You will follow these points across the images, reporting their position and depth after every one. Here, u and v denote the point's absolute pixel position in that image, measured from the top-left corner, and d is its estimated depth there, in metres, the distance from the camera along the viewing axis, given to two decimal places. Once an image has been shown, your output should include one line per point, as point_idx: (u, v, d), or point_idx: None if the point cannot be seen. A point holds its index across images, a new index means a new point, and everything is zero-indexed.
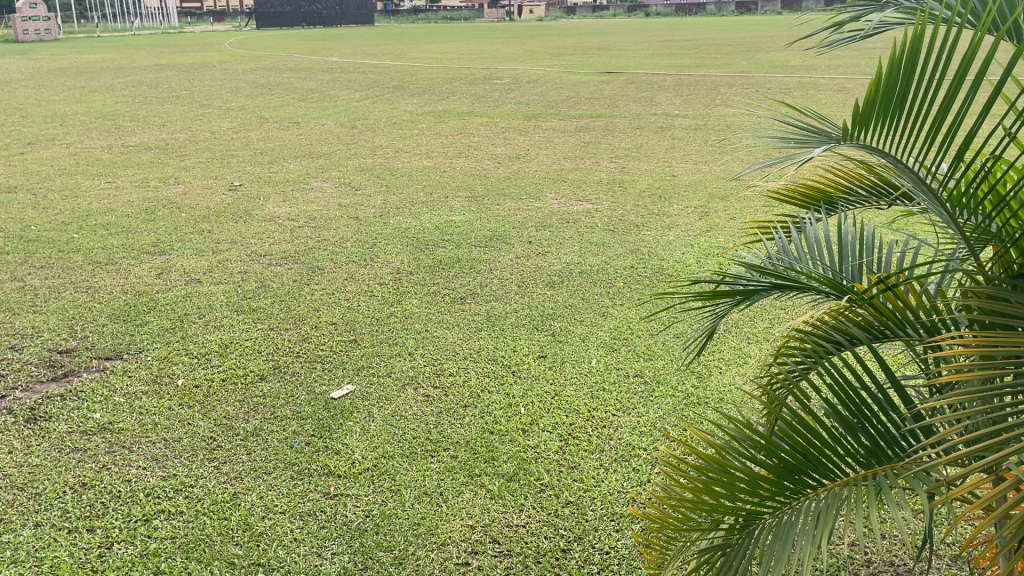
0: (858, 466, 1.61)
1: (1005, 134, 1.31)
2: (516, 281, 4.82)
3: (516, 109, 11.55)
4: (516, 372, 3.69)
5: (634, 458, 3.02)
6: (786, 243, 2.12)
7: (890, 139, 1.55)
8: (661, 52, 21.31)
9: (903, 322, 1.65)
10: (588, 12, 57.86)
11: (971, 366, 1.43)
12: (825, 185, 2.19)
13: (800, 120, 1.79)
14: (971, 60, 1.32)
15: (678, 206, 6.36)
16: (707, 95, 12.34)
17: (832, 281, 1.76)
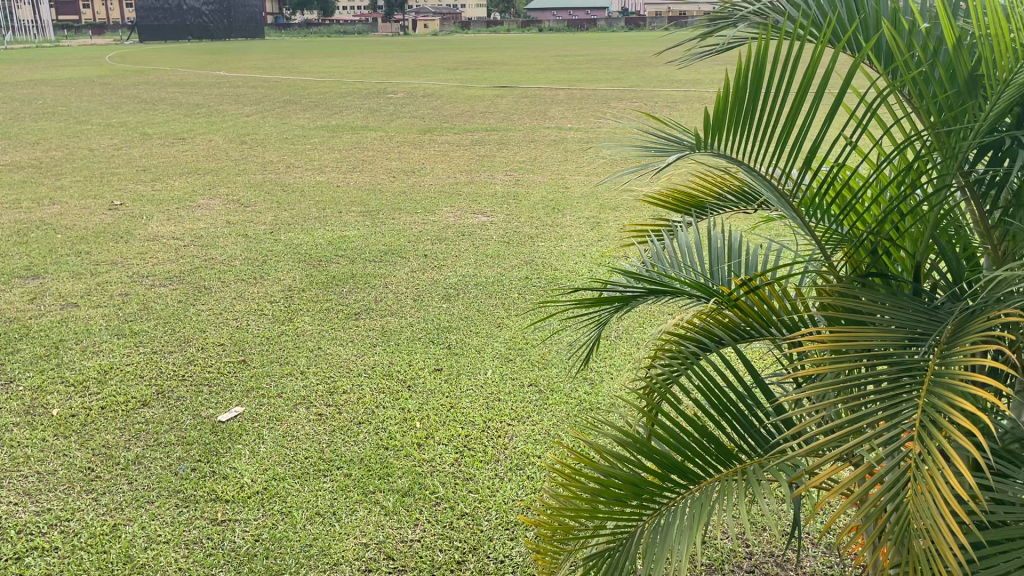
0: (732, 463, 1.68)
1: (844, 141, 1.40)
2: (412, 295, 4.80)
3: (411, 124, 11.52)
4: (411, 386, 3.67)
5: (528, 466, 3.04)
6: (661, 249, 2.20)
7: (742, 146, 1.62)
8: (554, 66, 21.67)
9: (766, 322, 1.76)
10: (483, 26, 58.32)
11: (825, 361, 1.53)
12: (696, 193, 2.28)
13: (660, 128, 1.85)
14: (814, 71, 1.41)
15: (572, 218, 6.47)
16: (599, 109, 12.62)
17: (700, 284, 1.85)
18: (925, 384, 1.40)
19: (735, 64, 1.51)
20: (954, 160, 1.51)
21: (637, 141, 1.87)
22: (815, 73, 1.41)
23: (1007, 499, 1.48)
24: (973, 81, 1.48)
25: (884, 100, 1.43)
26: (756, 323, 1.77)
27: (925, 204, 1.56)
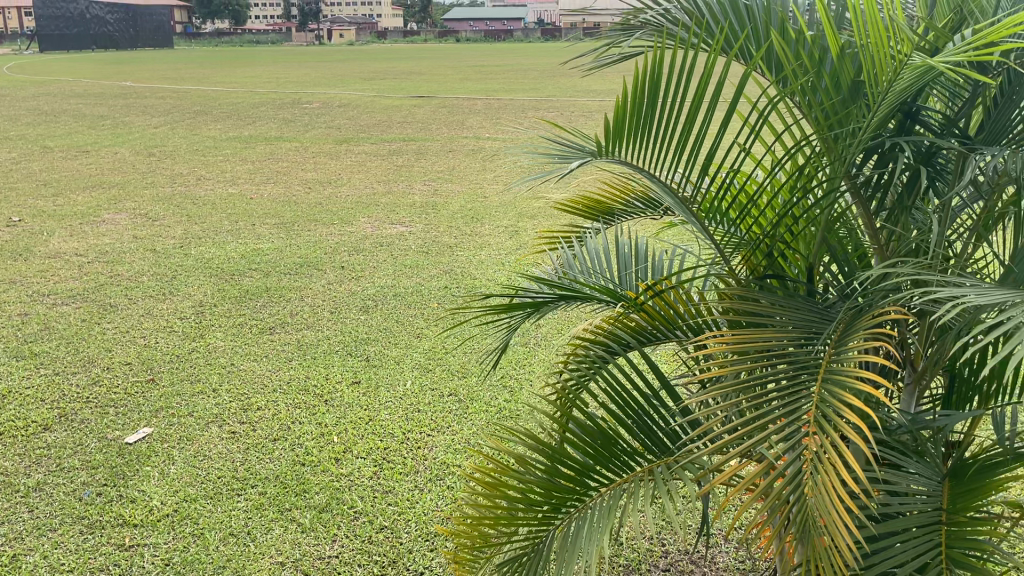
0: (639, 463, 1.72)
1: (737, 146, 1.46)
2: (328, 307, 4.73)
3: (326, 134, 11.37)
4: (329, 400, 3.61)
5: (448, 476, 3.03)
6: (571, 255, 2.23)
7: (642, 153, 1.67)
8: (471, 76, 21.73)
9: (671, 325, 1.82)
10: (400, 36, 58.10)
11: (727, 362, 1.58)
12: (605, 200, 2.32)
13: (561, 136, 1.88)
14: (704, 80, 1.46)
15: (490, 227, 6.50)
16: (517, 118, 12.72)
17: (608, 289, 1.90)
18: (819, 379, 1.48)
19: (627, 74, 1.56)
20: (840, 163, 1.59)
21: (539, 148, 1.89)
22: (707, 81, 1.47)
23: (898, 490, 1.56)
24: (856, 87, 1.55)
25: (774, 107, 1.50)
26: (662, 326, 1.84)
27: (815, 207, 1.64)
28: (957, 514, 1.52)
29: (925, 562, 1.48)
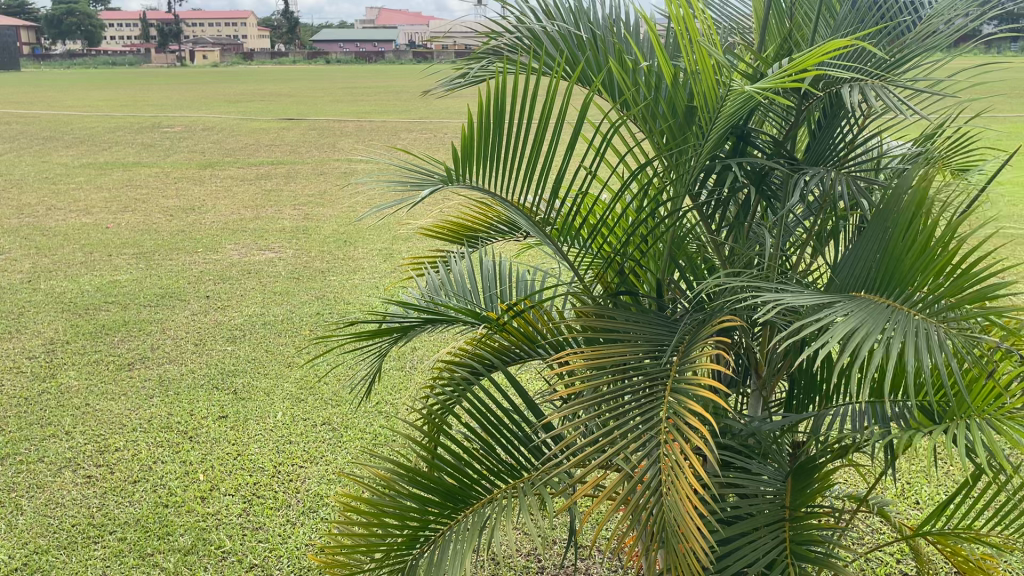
0: (503, 481, 1.74)
1: (581, 168, 1.53)
2: (193, 339, 4.55)
3: (189, 159, 10.97)
4: (194, 437, 3.47)
5: (322, 507, 2.96)
6: (436, 278, 2.24)
7: (494, 177, 1.70)
8: (341, 98, 21.47)
9: (533, 343, 1.86)
10: (268, 58, 56.85)
11: (584, 377, 1.64)
12: (468, 223, 2.34)
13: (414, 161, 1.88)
14: (551, 106, 1.52)
15: (364, 250, 6.42)
16: (390, 140, 12.67)
17: (471, 311, 1.92)
18: (668, 389, 1.56)
19: (473, 101, 1.59)
20: (682, 183, 1.69)
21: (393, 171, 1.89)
22: (552, 106, 1.53)
23: (747, 492, 1.66)
24: (690, 112, 1.65)
25: (615, 131, 1.58)
26: (524, 345, 1.87)
27: (660, 224, 1.73)
28: (798, 508, 1.64)
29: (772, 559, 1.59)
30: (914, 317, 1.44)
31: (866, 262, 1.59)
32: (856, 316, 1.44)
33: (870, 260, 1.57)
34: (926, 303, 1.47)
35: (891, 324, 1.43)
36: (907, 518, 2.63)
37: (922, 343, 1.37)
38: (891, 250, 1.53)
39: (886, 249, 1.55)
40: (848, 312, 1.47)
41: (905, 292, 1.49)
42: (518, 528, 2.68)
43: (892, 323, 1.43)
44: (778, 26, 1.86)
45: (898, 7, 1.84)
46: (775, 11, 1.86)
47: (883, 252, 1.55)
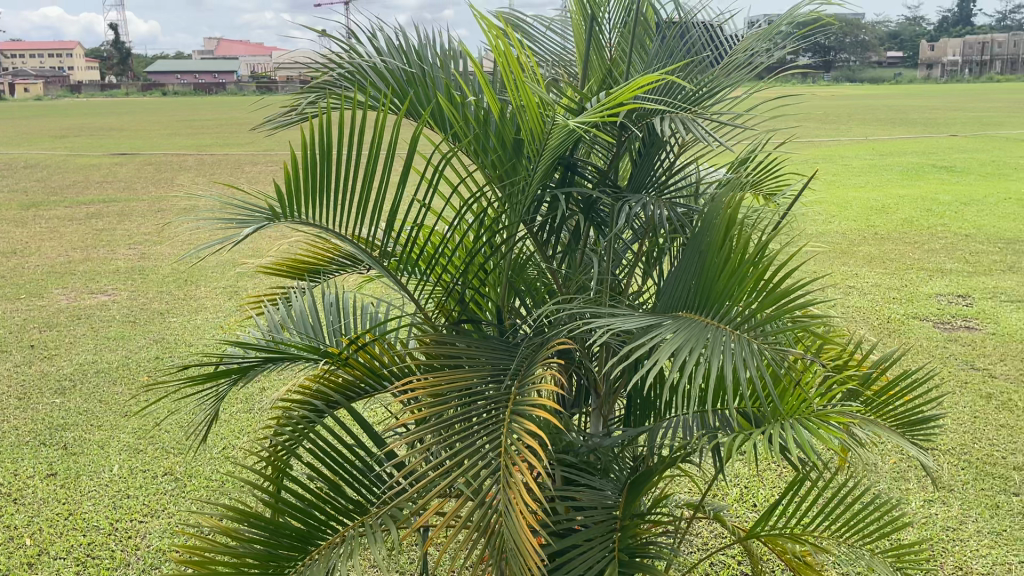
0: (351, 519, 1.71)
1: (413, 200, 1.54)
2: (17, 393, 4.21)
3: (9, 198, 10.20)
4: (18, 499, 3.20)
5: (164, 563, 2.80)
6: (274, 316, 2.17)
7: (324, 212, 1.68)
8: (179, 131, 20.62)
9: (375, 376, 1.84)
10: (98, 90, 53.91)
11: (423, 407, 1.65)
12: (306, 258, 2.28)
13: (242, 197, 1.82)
14: (383, 138, 1.52)
15: (206, 289, 6.17)
16: (233, 174, 12.29)
17: (311, 346, 1.88)
18: (507, 414, 1.60)
19: (298, 140, 1.57)
20: (515, 213, 1.74)
21: (221, 208, 1.82)
22: (383, 138, 1.53)
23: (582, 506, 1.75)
24: (518, 145, 1.71)
25: (448, 162, 1.61)
26: (367, 379, 1.85)
27: (495, 251, 1.78)
28: (628, 518, 1.76)
29: (602, 570, 1.70)
30: (730, 330, 1.55)
31: (684, 282, 1.69)
32: (677, 332, 1.54)
33: (689, 278, 1.68)
34: (742, 317, 1.58)
35: (710, 339, 1.53)
36: (744, 522, 2.78)
37: (742, 352, 1.48)
38: (708, 264, 1.64)
39: (703, 266, 1.65)
40: (671, 329, 1.56)
41: (721, 308, 1.60)
42: (369, 560, 2.64)
43: (713, 336, 1.53)
44: (599, 60, 1.95)
45: (705, 45, 2.00)
46: (596, 46, 1.94)
47: (701, 267, 1.66)
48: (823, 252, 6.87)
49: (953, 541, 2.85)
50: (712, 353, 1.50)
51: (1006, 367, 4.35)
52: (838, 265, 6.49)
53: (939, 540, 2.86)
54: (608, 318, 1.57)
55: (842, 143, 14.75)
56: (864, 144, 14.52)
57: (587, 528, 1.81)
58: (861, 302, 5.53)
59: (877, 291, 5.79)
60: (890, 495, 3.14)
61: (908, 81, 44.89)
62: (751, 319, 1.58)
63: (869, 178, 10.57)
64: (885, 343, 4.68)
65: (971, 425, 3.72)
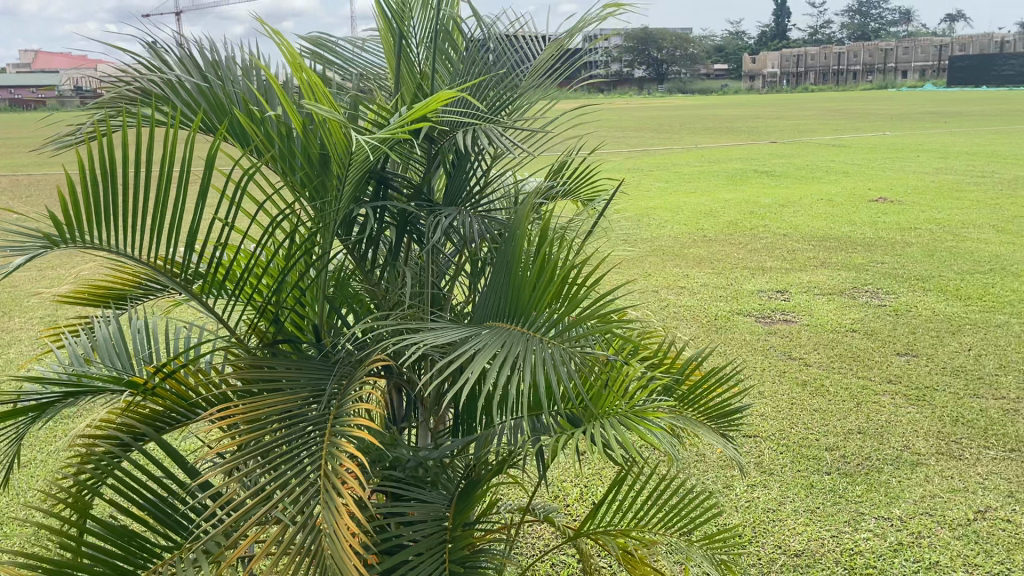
0: (162, 556, 1.64)
1: (212, 219, 1.49)
2: None
3: None
4: None
5: None
6: (77, 346, 2.03)
7: (114, 234, 1.59)
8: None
9: (187, 405, 1.78)
10: None
11: (238, 432, 1.60)
12: (111, 285, 2.16)
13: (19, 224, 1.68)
14: (176, 154, 1.47)
15: (21, 319, 5.74)
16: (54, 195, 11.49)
17: (114, 378, 1.79)
18: (326, 433, 1.58)
19: (78, 160, 1.48)
20: (327, 228, 1.72)
21: None
22: (177, 155, 1.48)
23: (409, 519, 1.77)
24: (325, 161, 1.69)
25: (251, 178, 1.57)
26: (177, 408, 1.77)
27: (307, 268, 1.75)
28: (458, 528, 1.80)
29: None
30: (540, 340, 1.59)
31: (496, 294, 1.72)
32: (488, 344, 1.57)
33: (501, 289, 1.71)
34: (551, 324, 1.62)
35: (519, 347, 1.57)
36: (575, 520, 2.87)
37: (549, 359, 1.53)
38: (517, 276, 1.68)
39: (511, 277, 1.69)
40: (481, 341, 1.58)
41: (529, 317, 1.64)
42: None
43: (523, 345, 1.57)
44: (409, 74, 1.96)
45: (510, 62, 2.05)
46: (405, 60, 1.95)
47: (509, 278, 1.69)
48: (657, 256, 7.20)
49: (773, 522, 3.04)
50: (520, 361, 1.53)
51: (818, 355, 4.71)
52: (670, 267, 6.82)
53: (760, 523, 3.04)
54: (420, 334, 1.58)
55: (674, 151, 15.54)
56: (694, 152, 15.34)
57: (417, 542, 1.81)
58: (690, 301, 5.83)
59: (705, 290, 6.12)
60: (716, 484, 3.33)
61: (733, 92, 47.82)
62: (558, 325, 1.62)
63: (698, 184, 11.17)
64: (708, 342, 4.95)
65: (788, 412, 3.99)
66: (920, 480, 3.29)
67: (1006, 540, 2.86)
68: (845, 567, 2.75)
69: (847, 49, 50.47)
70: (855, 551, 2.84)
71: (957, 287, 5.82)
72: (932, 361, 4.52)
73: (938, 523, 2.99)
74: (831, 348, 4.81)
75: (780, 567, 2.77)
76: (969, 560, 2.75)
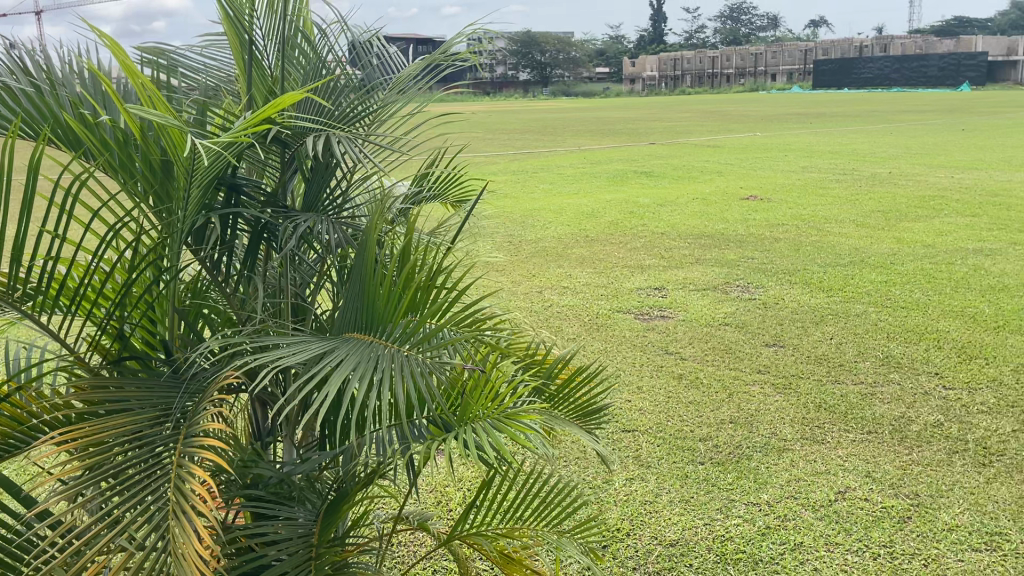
0: None
1: (42, 232, 1.40)
2: None
3: None
4: None
5: None
6: None
7: None
8: None
9: (24, 432, 1.66)
10: None
11: (81, 457, 1.51)
12: None
13: None
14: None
15: None
16: None
17: None
18: (176, 454, 1.51)
19: None
20: (174, 238, 1.65)
21: None
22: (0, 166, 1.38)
23: (271, 537, 1.71)
24: (168, 168, 1.62)
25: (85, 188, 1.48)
26: (15, 436, 1.66)
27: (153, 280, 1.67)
28: (324, 543, 1.75)
29: None
30: (396, 351, 1.57)
31: (353, 305, 1.68)
32: (343, 359, 1.53)
33: (356, 301, 1.67)
34: (405, 335, 1.60)
35: (376, 359, 1.55)
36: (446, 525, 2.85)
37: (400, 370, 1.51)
38: (371, 287, 1.65)
39: (364, 287, 1.65)
40: (335, 356, 1.54)
41: (386, 329, 1.62)
42: None
43: (378, 359, 1.55)
44: (262, 79, 1.91)
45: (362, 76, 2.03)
46: (256, 64, 1.90)
47: (361, 287, 1.67)
48: (540, 258, 7.27)
49: (649, 514, 3.11)
50: (375, 375, 1.51)
51: (693, 349, 4.86)
52: (554, 268, 6.90)
53: (638, 516, 3.10)
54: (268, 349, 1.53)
55: (557, 153, 15.75)
56: (575, 154, 15.61)
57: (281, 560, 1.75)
58: (573, 301, 5.92)
59: (587, 289, 6.22)
60: (597, 479, 3.39)
61: (615, 95, 48.93)
62: (412, 336, 1.61)
63: (581, 186, 11.36)
64: (588, 342, 5.03)
65: (665, 405, 4.09)
66: (786, 465, 3.44)
67: (863, 517, 3.02)
68: (717, 554, 2.84)
69: (720, 54, 52.46)
70: (726, 538, 2.94)
71: (820, 279, 6.12)
72: (797, 350, 4.74)
73: (804, 505, 3.13)
74: (704, 342, 4.97)
75: (657, 557, 2.83)
76: (830, 539, 2.89)
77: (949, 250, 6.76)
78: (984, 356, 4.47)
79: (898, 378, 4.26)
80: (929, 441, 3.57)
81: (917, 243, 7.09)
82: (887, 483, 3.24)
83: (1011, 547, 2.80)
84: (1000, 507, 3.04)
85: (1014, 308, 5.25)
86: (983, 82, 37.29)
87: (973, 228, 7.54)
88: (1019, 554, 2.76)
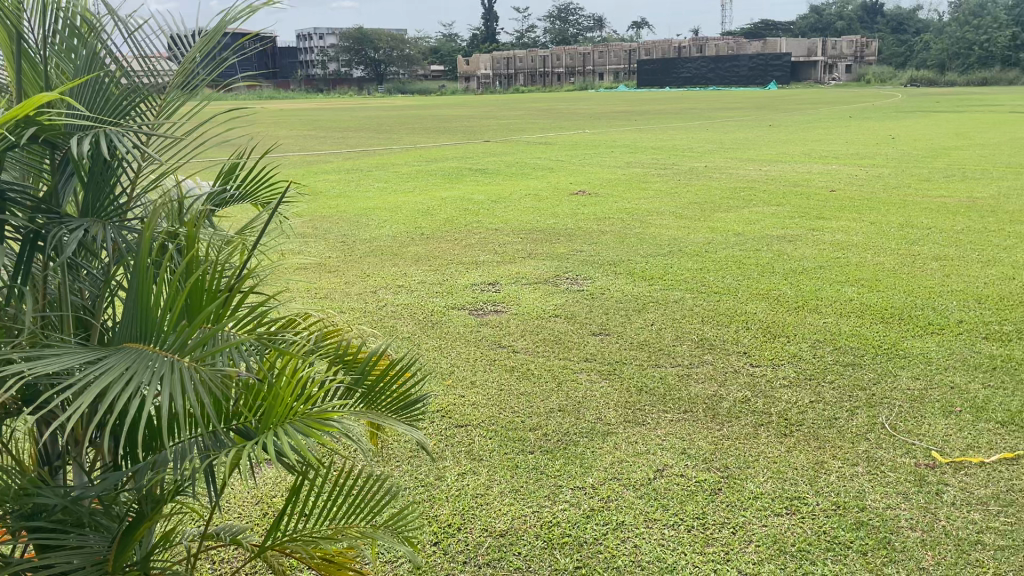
0: None
1: None
2: None
3: None
4: None
5: None
6: None
7: None
8: None
9: None
10: None
11: None
12: None
13: None
14: None
15: None
16: None
17: None
18: None
19: None
20: None
21: None
22: None
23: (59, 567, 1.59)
24: None
25: None
26: None
27: None
28: (121, 566, 1.64)
29: None
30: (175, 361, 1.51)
31: (131, 313, 1.60)
32: (113, 368, 1.45)
33: (133, 309, 1.59)
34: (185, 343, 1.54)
35: (152, 368, 1.48)
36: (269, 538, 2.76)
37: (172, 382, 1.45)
38: (148, 293, 1.57)
39: (142, 295, 1.57)
40: (106, 365, 1.46)
41: (165, 336, 1.55)
42: None
43: (154, 370, 1.48)
44: (31, 76, 1.78)
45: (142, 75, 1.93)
46: (24, 59, 1.77)
47: (138, 296, 1.58)
48: (374, 258, 7.17)
49: (480, 507, 3.14)
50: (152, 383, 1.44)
51: (524, 341, 4.95)
52: (388, 267, 6.83)
53: (468, 510, 3.13)
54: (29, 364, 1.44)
55: (393, 150, 15.63)
56: (411, 152, 15.53)
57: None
58: (408, 299, 5.89)
59: (422, 287, 6.21)
60: (427, 476, 3.39)
61: (451, 92, 49.10)
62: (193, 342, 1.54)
63: (416, 183, 11.33)
64: (422, 340, 5.02)
65: (497, 398, 4.15)
66: (610, 448, 3.58)
67: (678, 493, 3.19)
68: (544, 539, 2.92)
69: (551, 53, 53.80)
70: (553, 523, 3.02)
71: (643, 269, 6.41)
72: (621, 337, 4.94)
73: (625, 485, 3.27)
74: (536, 334, 5.08)
75: (486, 549, 2.87)
76: (649, 515, 3.04)
77: (757, 238, 7.24)
78: (785, 335, 4.83)
79: (711, 358, 4.53)
80: (738, 416, 3.82)
81: (730, 232, 7.55)
82: (700, 458, 3.44)
83: (807, 509, 3.04)
84: (798, 473, 3.29)
85: (811, 289, 5.70)
86: (789, 81, 40.25)
87: (778, 216, 8.12)
88: (814, 515, 3.00)
